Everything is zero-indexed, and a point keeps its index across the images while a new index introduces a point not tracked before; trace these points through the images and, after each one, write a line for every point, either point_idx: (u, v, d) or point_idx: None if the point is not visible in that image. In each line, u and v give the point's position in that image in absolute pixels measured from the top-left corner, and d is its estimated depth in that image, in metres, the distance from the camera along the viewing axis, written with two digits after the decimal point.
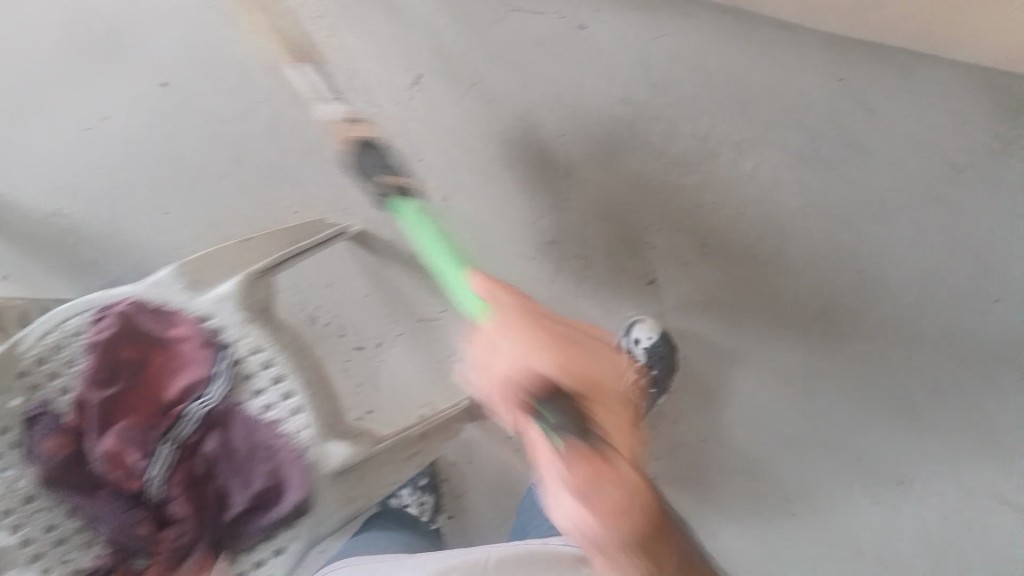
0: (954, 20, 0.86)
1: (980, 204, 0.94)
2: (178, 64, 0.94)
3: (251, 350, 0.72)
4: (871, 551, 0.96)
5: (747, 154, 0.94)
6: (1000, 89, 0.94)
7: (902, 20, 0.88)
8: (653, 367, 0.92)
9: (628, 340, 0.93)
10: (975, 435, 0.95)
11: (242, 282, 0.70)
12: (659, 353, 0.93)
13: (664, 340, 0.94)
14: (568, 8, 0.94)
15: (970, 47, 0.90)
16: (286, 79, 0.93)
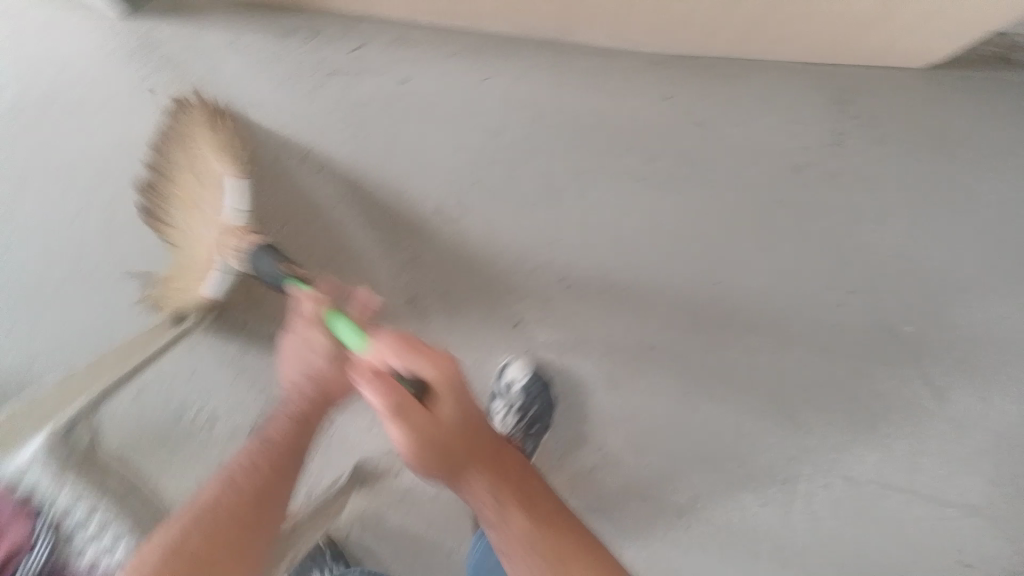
0: (760, 29, 0.91)
1: (823, 198, 0.97)
2: (13, 186, 0.94)
3: (70, 505, 0.64)
4: (773, 550, 0.98)
5: (589, 181, 0.95)
6: (818, 84, 0.98)
7: (713, 34, 0.93)
8: (532, 407, 0.93)
9: (501, 384, 0.94)
10: (854, 422, 0.97)
11: (51, 440, 0.65)
12: (534, 393, 0.93)
13: (537, 379, 0.94)
14: (393, 63, 0.95)
15: (778, 51, 0.96)
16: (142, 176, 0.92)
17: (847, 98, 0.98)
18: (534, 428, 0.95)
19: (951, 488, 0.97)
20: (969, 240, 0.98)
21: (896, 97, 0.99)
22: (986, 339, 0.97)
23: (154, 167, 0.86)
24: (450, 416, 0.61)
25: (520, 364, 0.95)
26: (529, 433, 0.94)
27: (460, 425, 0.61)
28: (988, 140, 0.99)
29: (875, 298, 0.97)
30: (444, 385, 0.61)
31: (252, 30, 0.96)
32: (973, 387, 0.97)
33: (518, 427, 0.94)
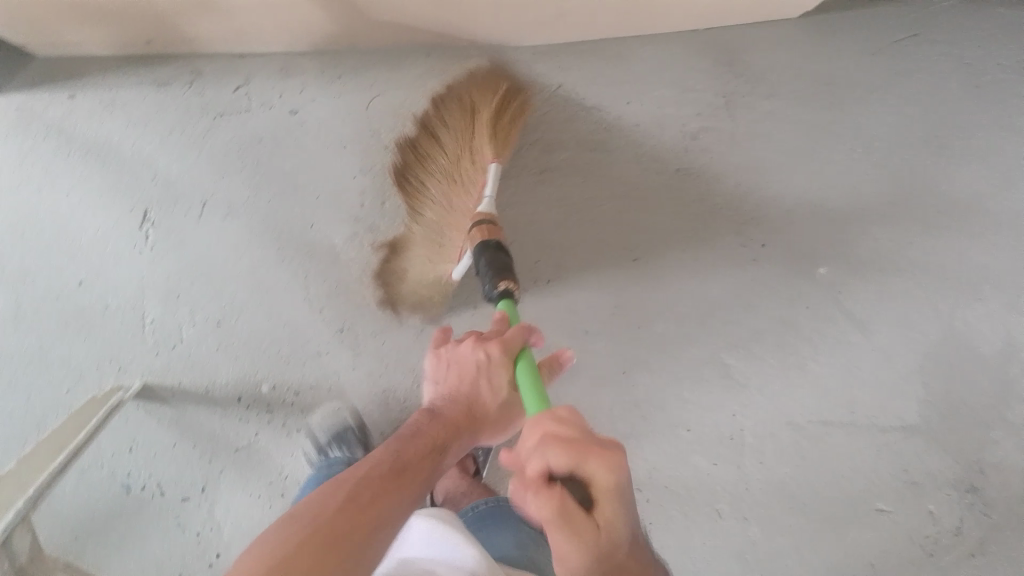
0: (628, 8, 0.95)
1: (722, 158, 1.00)
2: None
3: None
4: (740, 513, 0.97)
5: (498, 181, 0.97)
6: (696, 53, 1.02)
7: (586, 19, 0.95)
8: None
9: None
10: (790, 371, 0.99)
11: None
12: None
13: None
14: (279, 97, 0.94)
15: (651, 25, 1.00)
16: (71, 237, 0.92)
17: (726, 62, 1.02)
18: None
19: (896, 417, 0.99)
20: (866, 174, 1.02)
21: (772, 55, 1.03)
22: (897, 264, 1.01)
23: (425, 124, 0.91)
24: (605, 530, 0.55)
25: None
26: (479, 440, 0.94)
27: (610, 542, 0.56)
28: (863, 78, 1.04)
29: (788, 246, 1.00)
30: (608, 498, 0.54)
31: (128, 86, 0.94)
32: (892, 312, 1.01)
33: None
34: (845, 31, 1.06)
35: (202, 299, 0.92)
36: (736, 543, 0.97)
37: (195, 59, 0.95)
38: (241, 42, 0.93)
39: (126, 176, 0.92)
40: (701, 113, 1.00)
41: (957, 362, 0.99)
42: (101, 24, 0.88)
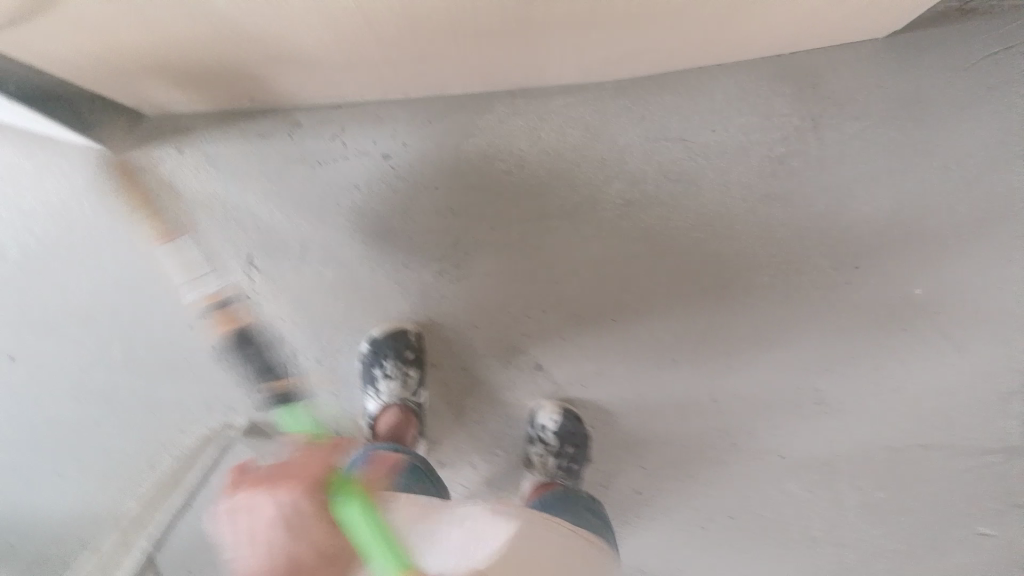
0: (719, 45, 0.92)
1: (810, 183, 0.98)
2: (25, 341, 1.00)
3: None
4: (823, 530, 1.01)
5: (582, 217, 0.97)
6: (788, 74, 0.98)
7: (677, 53, 0.92)
8: (568, 445, 0.96)
9: (536, 429, 0.96)
10: (882, 393, 0.99)
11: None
12: (568, 431, 0.96)
13: (569, 417, 0.96)
14: (371, 143, 0.97)
15: (745, 49, 0.94)
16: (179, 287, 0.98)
17: (817, 83, 0.98)
18: (575, 464, 0.97)
19: (990, 436, 0.99)
20: (970, 188, 0.98)
21: (865, 71, 0.99)
22: (998, 284, 0.98)
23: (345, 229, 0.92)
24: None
25: (548, 407, 0.97)
26: (570, 470, 0.96)
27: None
28: (972, 89, 0.98)
29: (881, 271, 0.98)
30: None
31: (228, 139, 0.98)
32: (995, 336, 0.98)
33: (562, 465, 0.96)
34: (948, 39, 0.98)
35: (304, 341, 0.99)
36: (825, 565, 1.03)
37: (289, 110, 0.98)
38: (328, 93, 0.95)
39: (232, 227, 0.98)
40: (786, 138, 0.98)
41: None
42: (199, 89, 0.91)
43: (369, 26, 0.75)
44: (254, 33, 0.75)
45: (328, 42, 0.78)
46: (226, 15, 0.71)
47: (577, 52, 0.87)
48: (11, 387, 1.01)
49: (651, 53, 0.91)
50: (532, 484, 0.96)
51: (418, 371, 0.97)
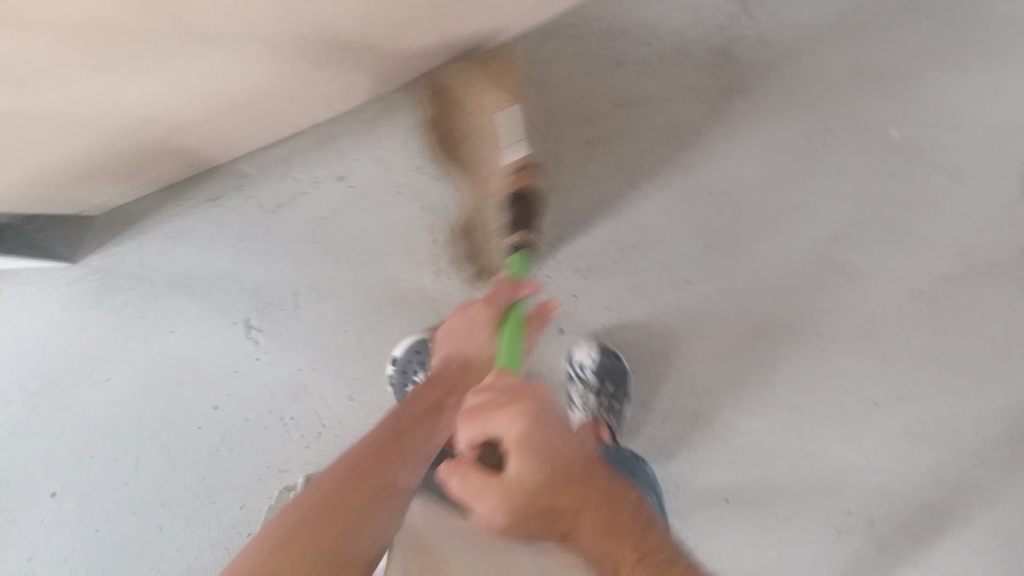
0: None
1: (760, 64, 0.97)
2: (61, 471, 0.97)
3: None
4: (883, 390, 1.02)
5: (555, 172, 0.97)
6: None
7: None
8: (607, 382, 0.96)
9: (575, 369, 0.98)
10: (894, 240, 0.99)
11: None
12: (606, 367, 0.96)
13: (606, 353, 0.97)
14: (325, 170, 0.95)
15: None
16: (193, 367, 0.96)
17: None
18: (617, 402, 0.97)
19: (1005, 247, 1.00)
20: (909, 19, 0.97)
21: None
22: (969, 100, 0.98)
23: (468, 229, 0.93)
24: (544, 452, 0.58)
25: (585, 347, 0.97)
26: (612, 408, 0.97)
27: (565, 466, 0.58)
28: None
29: (855, 124, 0.97)
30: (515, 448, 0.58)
31: (185, 211, 0.96)
32: (982, 148, 0.98)
33: (603, 404, 0.96)
34: None
35: (328, 384, 0.94)
36: (900, 424, 1.03)
37: (234, 164, 0.96)
38: (265, 137, 0.92)
39: (218, 295, 0.95)
40: (721, 27, 0.96)
41: None
42: (140, 173, 0.89)
43: (288, 45, 0.72)
44: (188, 84, 0.72)
45: (252, 79, 0.76)
46: (142, 82, 0.68)
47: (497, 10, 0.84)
48: (59, 525, 0.97)
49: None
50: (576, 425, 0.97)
51: None
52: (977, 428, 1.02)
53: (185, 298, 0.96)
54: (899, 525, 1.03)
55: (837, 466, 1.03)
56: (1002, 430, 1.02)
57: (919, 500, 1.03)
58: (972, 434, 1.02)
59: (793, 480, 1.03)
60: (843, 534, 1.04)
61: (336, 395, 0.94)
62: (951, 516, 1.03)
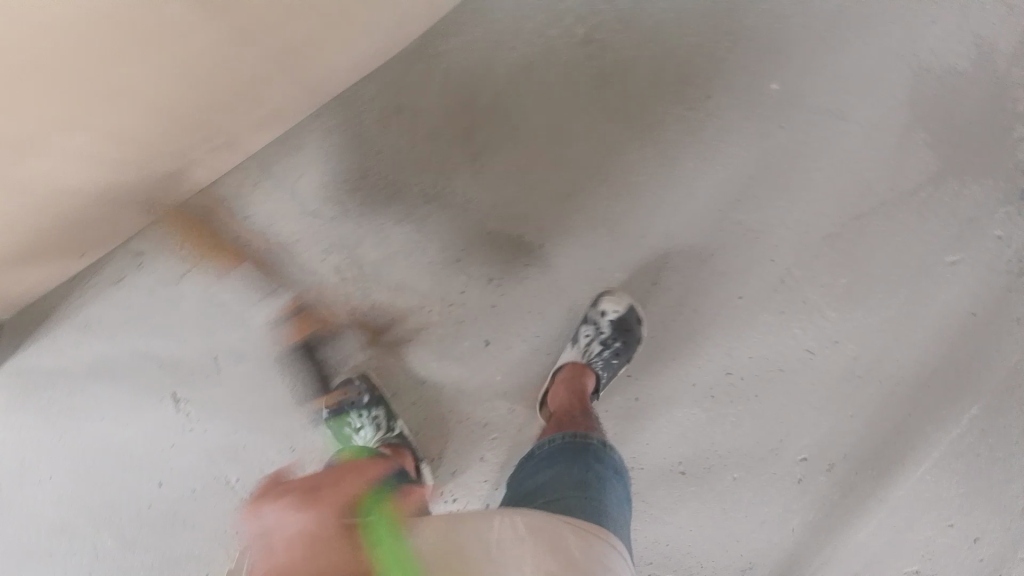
0: None
1: (627, 44, 0.96)
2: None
3: None
4: (814, 337, 1.02)
5: (448, 189, 0.96)
6: None
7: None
8: (619, 339, 0.95)
9: (596, 313, 0.96)
10: (793, 189, 1.00)
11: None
12: (625, 324, 0.95)
13: (630, 311, 0.96)
14: (219, 232, 0.95)
15: None
16: (129, 449, 0.96)
17: None
18: (617, 359, 0.96)
19: (905, 175, 1.01)
20: None
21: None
22: (838, 39, 0.98)
23: None
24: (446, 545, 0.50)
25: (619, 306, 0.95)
26: (609, 361, 0.96)
27: None
28: None
29: (732, 85, 0.97)
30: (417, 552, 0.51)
31: (89, 298, 0.96)
32: (865, 85, 0.99)
33: (604, 354, 0.96)
34: None
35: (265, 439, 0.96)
36: (839, 367, 1.03)
37: (126, 245, 0.95)
38: (150, 211, 0.92)
39: (140, 374, 0.96)
40: (580, 16, 0.96)
41: (944, 95, 1.00)
42: (30, 273, 0.89)
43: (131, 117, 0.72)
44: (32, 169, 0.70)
45: (100, 158, 0.75)
46: None
47: (345, 48, 0.87)
48: None
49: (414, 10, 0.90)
50: (566, 365, 0.96)
51: (384, 409, 0.94)
52: (913, 356, 1.04)
53: (108, 384, 0.96)
54: (858, 467, 1.05)
55: (785, 422, 1.04)
56: (937, 354, 1.04)
57: (872, 439, 1.04)
58: (906, 362, 1.04)
59: (744, 445, 1.04)
60: (804, 486, 1.05)
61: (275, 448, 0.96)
62: (906, 448, 1.05)
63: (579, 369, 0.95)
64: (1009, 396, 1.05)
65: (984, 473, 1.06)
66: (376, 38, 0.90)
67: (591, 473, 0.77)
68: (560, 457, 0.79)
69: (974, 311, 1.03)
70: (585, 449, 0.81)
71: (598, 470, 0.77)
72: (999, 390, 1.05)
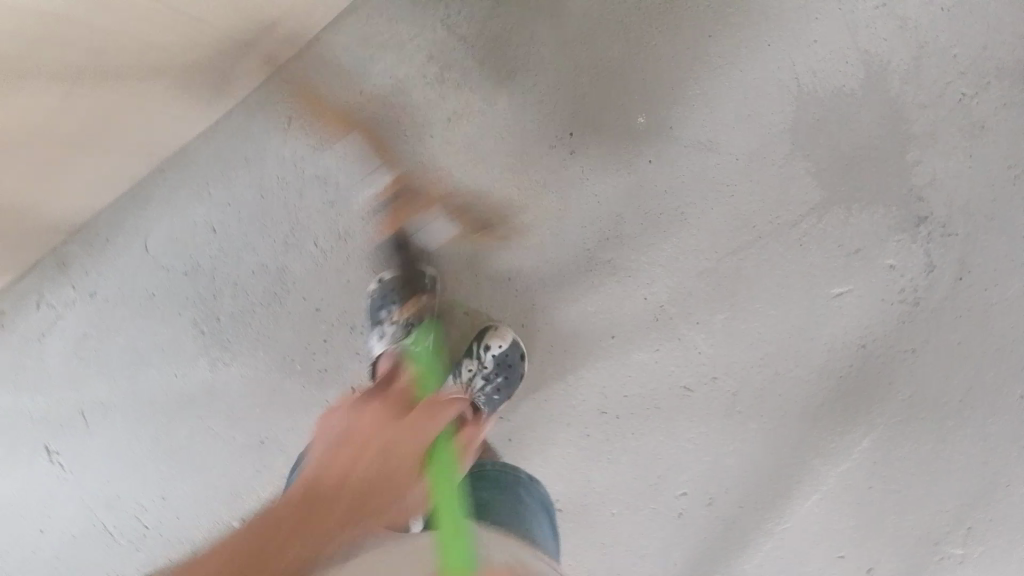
0: (295, 21, 0.89)
1: (480, 84, 0.96)
2: None
3: None
4: (687, 373, 1.01)
5: (304, 238, 0.97)
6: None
7: (266, 50, 0.91)
8: (502, 374, 0.97)
9: (480, 348, 0.98)
10: (661, 225, 0.98)
11: None
12: (509, 361, 0.97)
13: (515, 348, 0.97)
14: (77, 291, 0.99)
15: (336, 8, 0.94)
16: (17, 496, 1.03)
17: None
18: (498, 396, 0.97)
19: (779, 207, 0.97)
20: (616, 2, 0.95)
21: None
22: (695, 70, 0.96)
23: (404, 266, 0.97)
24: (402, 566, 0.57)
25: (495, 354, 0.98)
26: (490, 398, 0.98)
27: None
28: None
29: (594, 122, 0.97)
30: None
31: None
32: (733, 114, 0.97)
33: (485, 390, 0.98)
34: None
35: (136, 484, 1.01)
36: (719, 404, 1.01)
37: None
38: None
39: (15, 426, 1.01)
40: (433, 56, 0.96)
41: (821, 121, 0.96)
42: None
43: None
44: None
45: None
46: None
47: (167, 114, 0.89)
48: None
49: (245, 71, 0.92)
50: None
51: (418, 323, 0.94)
52: (797, 390, 1.01)
53: None
54: (740, 500, 1.03)
55: (662, 458, 1.03)
56: (824, 387, 1.01)
57: (756, 473, 1.02)
58: (791, 395, 1.01)
59: (622, 478, 1.04)
60: (684, 519, 1.04)
61: (147, 493, 1.00)
62: (791, 481, 1.02)
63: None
64: (902, 429, 1.01)
65: (876, 506, 1.03)
66: (192, 95, 0.88)
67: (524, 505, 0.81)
68: (497, 482, 0.84)
69: (863, 343, 1.00)
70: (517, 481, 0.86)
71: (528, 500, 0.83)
72: (891, 422, 1.01)
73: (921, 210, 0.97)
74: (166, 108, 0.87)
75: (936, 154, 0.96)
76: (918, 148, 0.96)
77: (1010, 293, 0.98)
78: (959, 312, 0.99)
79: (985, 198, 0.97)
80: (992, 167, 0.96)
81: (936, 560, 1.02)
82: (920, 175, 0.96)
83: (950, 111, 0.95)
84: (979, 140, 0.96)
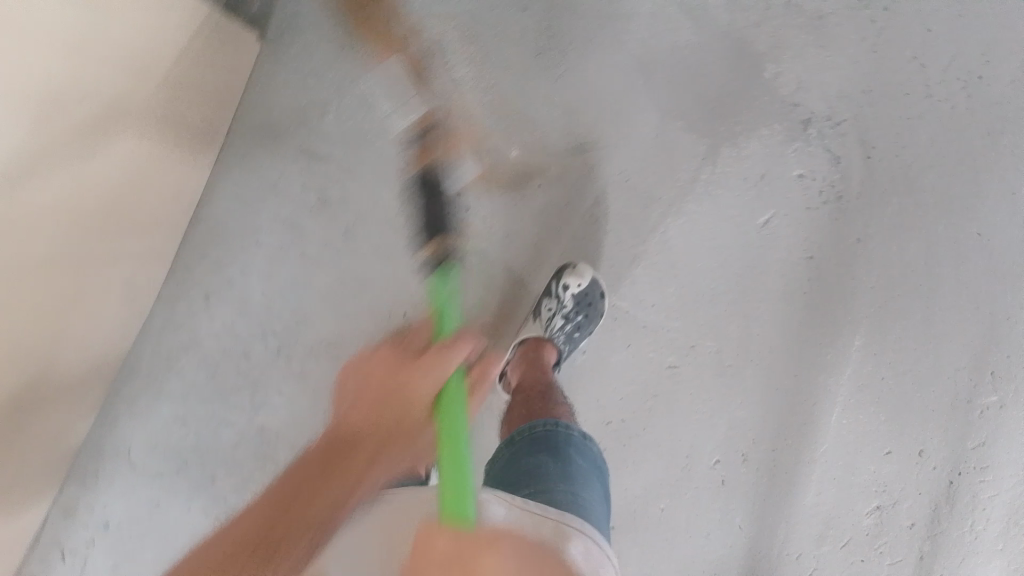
0: (171, 198, 0.95)
1: (363, 184, 1.00)
2: None
3: None
4: (666, 352, 1.02)
5: (269, 389, 1.01)
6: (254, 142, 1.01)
7: (159, 235, 0.95)
8: (584, 311, 0.97)
9: (558, 288, 0.97)
10: (578, 233, 1.01)
11: None
12: (588, 299, 0.97)
13: (594, 285, 0.97)
14: (90, 529, 1.02)
15: (203, 177, 1.00)
16: None
17: (269, 132, 1.01)
18: (579, 333, 0.98)
19: (674, 171, 1.00)
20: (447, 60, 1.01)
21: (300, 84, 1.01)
22: (542, 83, 1.01)
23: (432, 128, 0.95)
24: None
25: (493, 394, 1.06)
26: (572, 336, 0.98)
27: None
28: None
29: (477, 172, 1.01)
30: None
31: None
32: (595, 108, 1.00)
33: (566, 329, 0.97)
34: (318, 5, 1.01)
35: None
36: (708, 367, 1.03)
37: None
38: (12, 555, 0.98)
39: None
40: (308, 183, 1.01)
41: (675, 77, 1.00)
42: None
43: None
44: None
45: None
46: None
47: (100, 333, 0.92)
48: None
49: (151, 261, 0.96)
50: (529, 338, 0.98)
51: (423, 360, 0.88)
52: (773, 323, 1.02)
53: None
54: (771, 443, 1.04)
55: (682, 438, 1.04)
56: (794, 309, 1.02)
57: (772, 413, 1.03)
58: (770, 330, 1.02)
59: (656, 475, 1.04)
60: (729, 485, 1.04)
61: None
62: (809, 405, 1.03)
63: (540, 344, 0.97)
64: (886, 313, 1.02)
65: (899, 393, 1.03)
66: (114, 300, 0.92)
67: (573, 467, 0.75)
68: (542, 444, 0.78)
69: (810, 254, 1.02)
70: (565, 439, 0.80)
71: (580, 464, 0.76)
72: (872, 312, 1.02)
73: (802, 114, 1.00)
74: (96, 316, 0.89)
75: (791, 59, 0.99)
76: (772, 62, 0.99)
77: (919, 148, 1.00)
78: (883, 186, 1.01)
79: (852, 76, 1.00)
80: (844, 49, 1.00)
81: (980, 416, 1.02)
82: (785, 85, 1.00)
83: (781, 18, 1.00)
84: (821, 31, 1.00)
